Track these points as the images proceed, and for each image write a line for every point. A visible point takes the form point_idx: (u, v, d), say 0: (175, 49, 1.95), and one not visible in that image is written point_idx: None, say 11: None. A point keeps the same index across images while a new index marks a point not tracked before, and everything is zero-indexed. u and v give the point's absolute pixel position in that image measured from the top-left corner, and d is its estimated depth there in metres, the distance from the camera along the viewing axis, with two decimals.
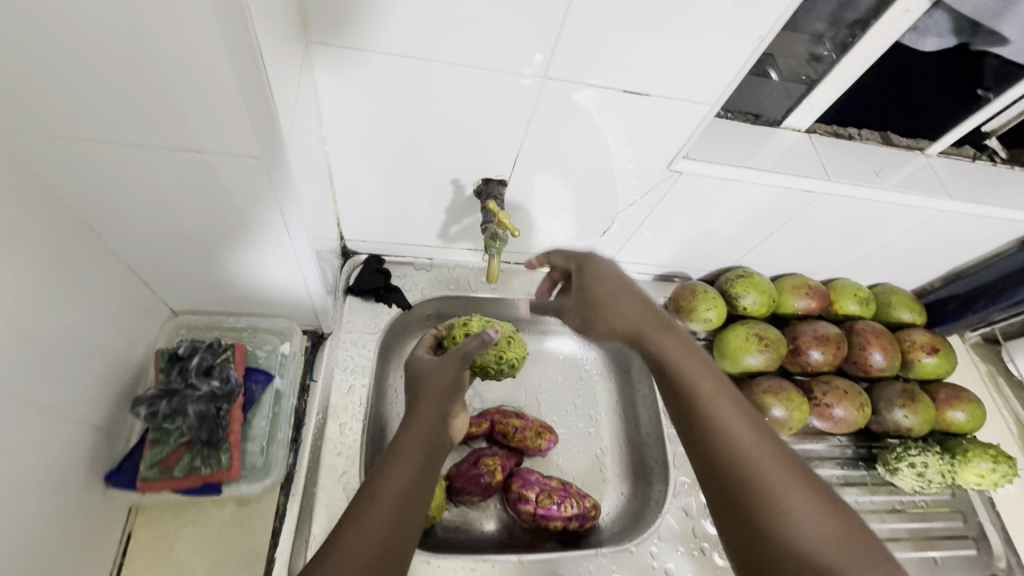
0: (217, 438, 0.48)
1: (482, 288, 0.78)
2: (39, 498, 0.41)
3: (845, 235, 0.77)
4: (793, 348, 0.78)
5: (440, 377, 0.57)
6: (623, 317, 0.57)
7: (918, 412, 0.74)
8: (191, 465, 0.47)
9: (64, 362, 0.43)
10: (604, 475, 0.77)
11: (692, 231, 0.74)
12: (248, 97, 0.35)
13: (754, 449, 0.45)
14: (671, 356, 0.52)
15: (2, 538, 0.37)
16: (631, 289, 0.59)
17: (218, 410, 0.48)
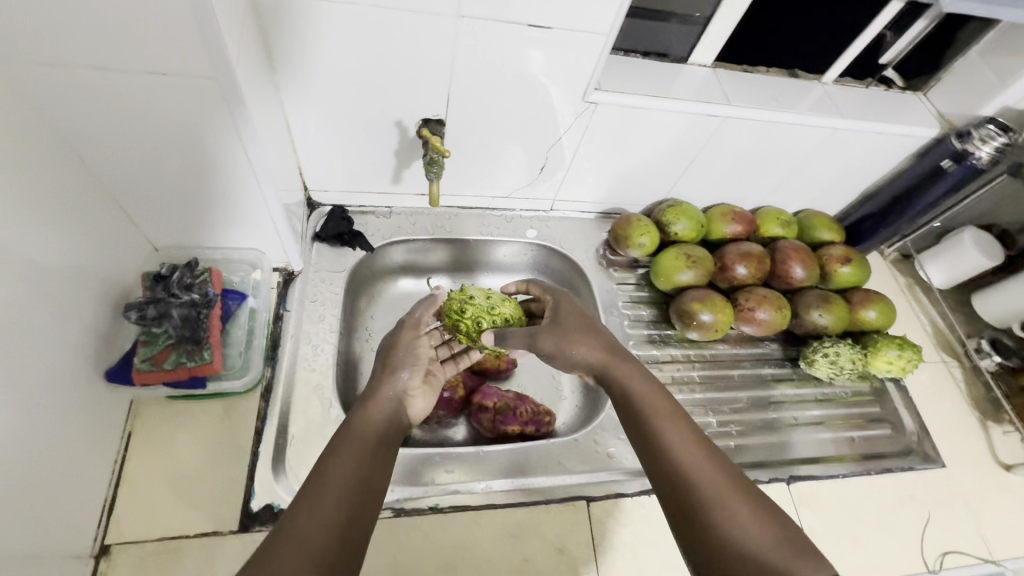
0: (199, 337, 0.60)
1: (438, 232, 0.86)
2: (48, 378, 0.48)
3: (759, 161, 0.86)
4: (721, 266, 0.87)
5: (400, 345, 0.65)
6: (591, 355, 0.62)
7: (832, 311, 0.84)
8: (179, 360, 0.59)
9: (66, 271, 0.51)
10: (560, 391, 0.86)
11: (620, 164, 0.82)
12: (199, 20, 0.43)
13: (706, 469, 0.50)
14: (636, 393, 0.58)
15: (21, 401, 0.45)
16: (597, 328, 0.66)
17: (199, 314, 0.61)
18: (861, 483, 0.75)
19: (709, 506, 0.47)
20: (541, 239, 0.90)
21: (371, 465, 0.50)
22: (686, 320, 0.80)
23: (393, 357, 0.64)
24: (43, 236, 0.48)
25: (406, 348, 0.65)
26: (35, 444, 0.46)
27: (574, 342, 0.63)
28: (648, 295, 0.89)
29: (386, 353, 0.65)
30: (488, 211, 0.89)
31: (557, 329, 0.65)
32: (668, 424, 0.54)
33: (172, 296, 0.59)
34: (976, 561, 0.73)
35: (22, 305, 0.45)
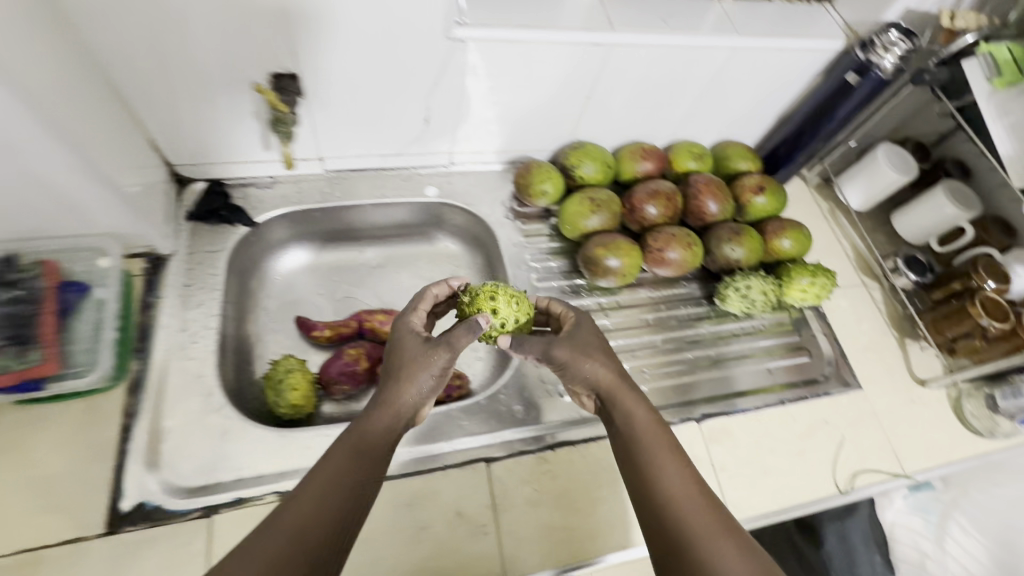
0: (26, 336, 0.57)
1: (329, 199, 0.81)
2: None
3: (661, 92, 0.81)
4: (630, 207, 0.83)
5: (424, 361, 0.56)
6: (602, 372, 0.58)
7: (745, 245, 0.81)
8: (7, 362, 0.56)
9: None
10: (474, 351, 0.83)
11: (510, 107, 0.78)
12: None
13: (694, 514, 0.48)
14: (637, 425, 0.55)
15: None
16: (609, 349, 0.61)
17: (24, 311, 0.58)
18: (774, 413, 0.75)
19: (688, 550, 0.47)
20: (442, 196, 0.85)
21: (347, 501, 0.48)
22: (593, 268, 0.77)
23: (414, 369, 0.56)
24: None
25: (423, 362, 0.56)
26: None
27: (584, 361, 0.59)
28: (559, 245, 0.86)
29: (392, 360, 0.57)
30: (383, 170, 0.83)
31: (570, 340, 0.60)
32: (660, 459, 0.52)
33: None
34: (886, 478, 0.74)
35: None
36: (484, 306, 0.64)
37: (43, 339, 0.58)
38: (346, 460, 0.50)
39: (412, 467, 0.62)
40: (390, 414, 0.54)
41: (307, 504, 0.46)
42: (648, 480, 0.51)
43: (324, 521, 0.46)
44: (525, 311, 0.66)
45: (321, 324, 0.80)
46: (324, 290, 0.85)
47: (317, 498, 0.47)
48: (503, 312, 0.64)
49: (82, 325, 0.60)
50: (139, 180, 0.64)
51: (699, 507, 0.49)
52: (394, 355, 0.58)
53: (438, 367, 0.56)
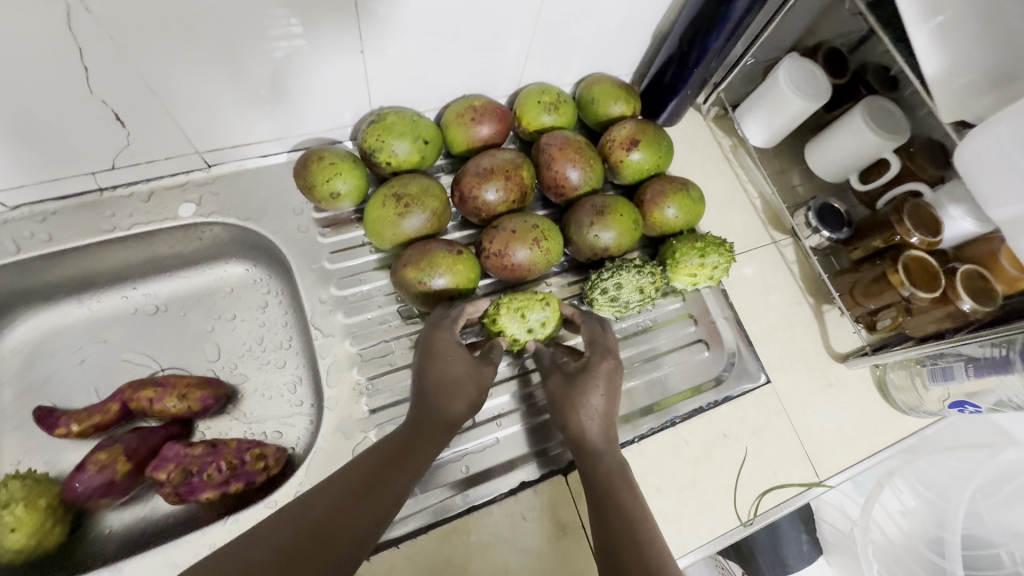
0: None
1: (32, 246, 0.57)
2: None
3: (471, 24, 0.58)
4: (461, 195, 0.62)
5: (468, 374, 0.52)
6: (600, 421, 0.52)
7: (614, 225, 0.62)
8: None
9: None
10: (295, 405, 0.66)
11: (248, 76, 0.54)
12: None
13: None
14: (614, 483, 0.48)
15: None
16: (615, 398, 0.53)
17: None
18: (661, 439, 0.60)
19: None
20: (205, 213, 0.62)
21: (377, 502, 0.45)
22: (411, 293, 0.58)
23: (459, 387, 0.52)
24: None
25: (472, 379, 0.52)
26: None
27: (576, 405, 0.52)
28: (382, 255, 0.65)
29: (431, 369, 0.52)
30: (106, 193, 0.60)
31: (567, 379, 0.54)
32: (624, 507, 0.46)
33: None
34: (796, 491, 0.61)
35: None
36: (494, 330, 0.56)
37: None
38: (387, 469, 0.47)
39: None
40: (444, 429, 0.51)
41: (340, 490, 0.45)
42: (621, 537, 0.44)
43: (352, 519, 0.44)
44: (537, 313, 0.55)
45: (64, 418, 0.59)
46: (84, 356, 0.64)
47: (355, 489, 0.45)
48: (512, 331, 0.56)
49: None
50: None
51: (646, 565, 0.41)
52: (436, 365, 0.52)
53: (484, 383, 0.53)
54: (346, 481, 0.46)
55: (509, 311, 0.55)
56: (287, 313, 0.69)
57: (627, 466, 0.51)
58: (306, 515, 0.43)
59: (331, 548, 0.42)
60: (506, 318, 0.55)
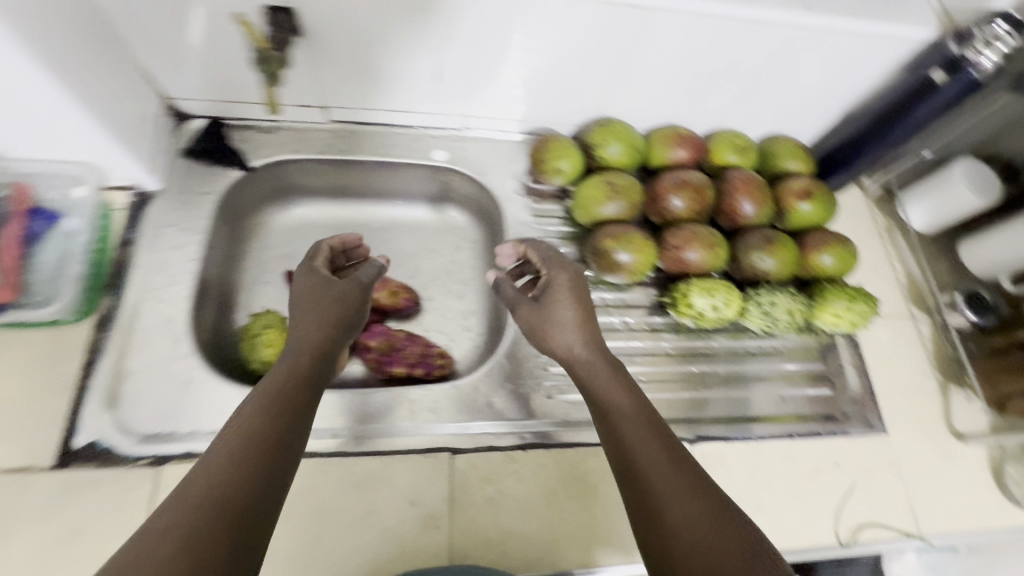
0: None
1: (332, 151, 0.76)
2: None
3: (708, 68, 0.72)
4: (653, 197, 0.75)
5: (323, 290, 0.56)
6: (577, 331, 0.55)
7: (777, 255, 0.72)
8: None
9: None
10: (466, 329, 0.79)
11: (533, 69, 0.70)
12: None
13: (675, 475, 0.42)
14: (607, 387, 0.50)
15: None
16: (583, 304, 0.58)
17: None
18: (779, 445, 0.67)
19: (677, 510, 0.40)
20: (452, 162, 0.79)
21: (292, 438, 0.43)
22: (601, 261, 0.70)
23: (314, 297, 0.56)
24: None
25: (349, 289, 0.58)
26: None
27: (554, 330, 0.56)
28: (571, 230, 0.78)
29: (300, 296, 0.56)
30: (391, 127, 0.78)
31: (537, 309, 0.59)
32: (635, 427, 0.46)
33: None
34: (896, 536, 0.65)
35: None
36: (681, 301, 0.69)
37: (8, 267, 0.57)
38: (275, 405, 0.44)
39: (372, 447, 0.59)
40: (325, 321, 0.53)
41: (241, 453, 0.39)
42: (631, 436, 0.45)
43: (294, 393, 0.46)
44: (722, 296, 0.68)
45: None
46: None
47: (265, 439, 0.41)
48: (700, 305, 0.68)
49: (47, 257, 0.60)
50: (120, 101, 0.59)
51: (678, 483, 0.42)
52: (308, 293, 0.56)
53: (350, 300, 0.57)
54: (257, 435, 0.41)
55: (699, 288, 0.68)
56: (476, 257, 0.83)
57: (620, 364, 0.53)
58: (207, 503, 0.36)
59: (274, 421, 0.43)
60: (692, 292, 0.68)
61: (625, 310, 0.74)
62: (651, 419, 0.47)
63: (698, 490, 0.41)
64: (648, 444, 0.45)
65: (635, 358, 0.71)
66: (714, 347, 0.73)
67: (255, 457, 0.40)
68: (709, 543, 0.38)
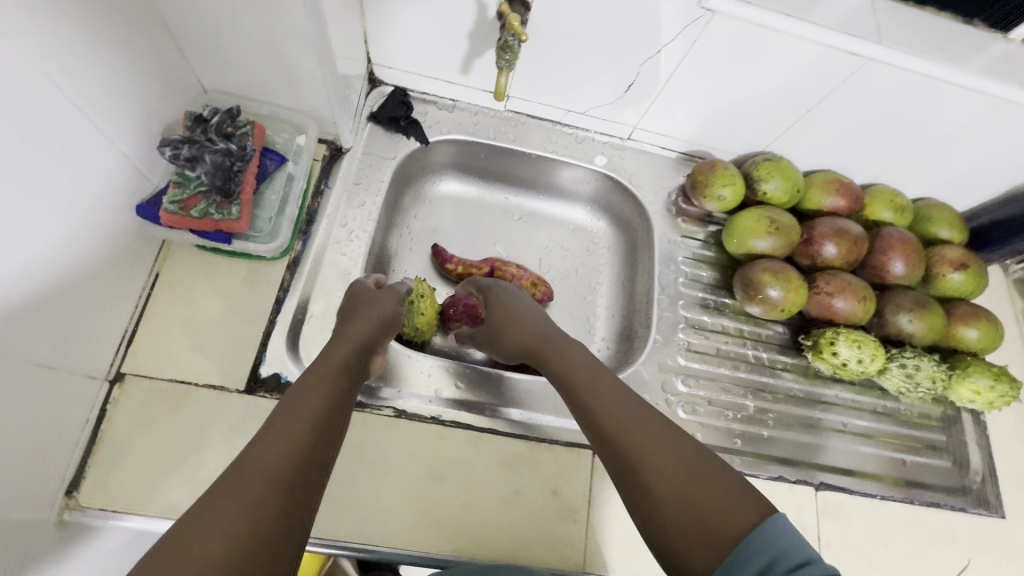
0: (230, 191, 0.52)
1: (501, 138, 0.78)
2: (99, 209, 0.48)
3: (889, 125, 0.72)
4: (806, 240, 0.75)
5: (358, 297, 0.60)
6: (521, 327, 0.64)
7: (925, 320, 0.71)
8: (206, 211, 0.51)
9: (104, 85, 0.46)
10: (593, 333, 0.80)
11: (720, 99, 0.71)
12: None
13: (642, 439, 0.46)
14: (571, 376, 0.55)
15: (76, 238, 0.46)
16: (520, 308, 0.66)
17: (233, 165, 0.52)
18: (898, 508, 0.67)
19: (645, 470, 0.44)
20: (609, 169, 0.81)
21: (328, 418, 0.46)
22: (750, 292, 0.71)
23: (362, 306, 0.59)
24: (70, 32, 0.41)
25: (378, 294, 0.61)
26: (55, 248, 0.44)
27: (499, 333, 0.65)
28: (715, 256, 0.79)
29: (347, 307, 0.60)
30: (558, 126, 0.80)
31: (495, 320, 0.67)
32: (604, 405, 0.50)
33: (208, 141, 0.51)
34: None
35: (42, 109, 0.40)
36: (826, 347, 0.69)
37: (244, 198, 0.53)
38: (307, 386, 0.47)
39: (515, 429, 0.61)
40: (369, 321, 0.57)
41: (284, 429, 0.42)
42: (597, 414, 0.50)
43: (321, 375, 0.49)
44: (870, 350, 0.68)
45: (454, 259, 0.77)
46: (464, 226, 0.83)
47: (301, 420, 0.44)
48: (845, 354, 0.68)
49: (274, 196, 0.57)
50: (345, 60, 0.62)
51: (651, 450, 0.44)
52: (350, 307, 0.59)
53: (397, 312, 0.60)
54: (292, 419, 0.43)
55: (848, 338, 0.69)
56: (609, 264, 0.84)
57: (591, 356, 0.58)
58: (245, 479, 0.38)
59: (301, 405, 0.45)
60: (837, 339, 0.69)
61: (758, 344, 0.74)
62: (620, 392, 0.51)
63: (673, 448, 0.44)
64: (613, 413, 0.49)
65: (766, 396, 0.72)
66: (838, 397, 0.74)
67: (288, 438, 0.42)
68: (684, 492, 0.41)
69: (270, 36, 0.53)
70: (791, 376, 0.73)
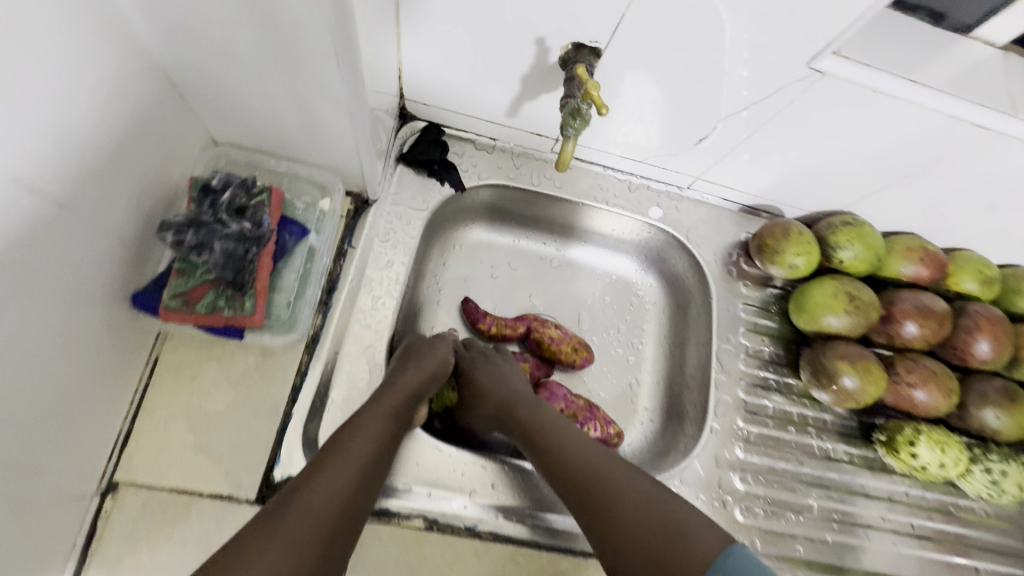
0: (242, 281, 0.47)
1: (546, 184, 0.69)
2: (86, 304, 0.41)
3: (996, 196, 0.62)
4: (884, 315, 0.67)
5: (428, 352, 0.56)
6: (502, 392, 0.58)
7: (1014, 416, 0.64)
8: (214, 303, 0.47)
9: (86, 150, 0.37)
10: (639, 408, 0.71)
11: (803, 159, 0.62)
12: None
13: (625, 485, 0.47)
14: (545, 423, 0.54)
15: (54, 349, 0.38)
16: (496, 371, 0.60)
17: (246, 252, 0.47)
18: None
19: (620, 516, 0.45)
20: (664, 224, 0.72)
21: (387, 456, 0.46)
22: (822, 380, 0.63)
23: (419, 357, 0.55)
24: (36, 99, 0.32)
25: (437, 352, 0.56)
26: (27, 365, 0.36)
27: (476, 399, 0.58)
28: (778, 326, 0.71)
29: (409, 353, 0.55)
30: (608, 171, 0.72)
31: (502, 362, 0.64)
32: (580, 455, 0.50)
33: (217, 222, 0.46)
34: None
35: (10, 209, 0.31)
36: (904, 447, 0.63)
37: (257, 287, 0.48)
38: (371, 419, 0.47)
39: (560, 541, 0.54)
40: (422, 370, 0.53)
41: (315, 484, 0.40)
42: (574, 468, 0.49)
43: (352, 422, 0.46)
44: (954, 453, 0.62)
45: (487, 317, 0.68)
46: (498, 274, 0.73)
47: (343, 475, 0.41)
48: (925, 457, 0.62)
49: (292, 274, 0.52)
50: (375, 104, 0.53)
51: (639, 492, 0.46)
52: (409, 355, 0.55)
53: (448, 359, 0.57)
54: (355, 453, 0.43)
55: (933, 440, 0.62)
56: (655, 321, 0.75)
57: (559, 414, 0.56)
58: (312, 504, 0.39)
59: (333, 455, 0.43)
60: (919, 439, 0.62)
61: (822, 432, 0.67)
62: (592, 445, 0.51)
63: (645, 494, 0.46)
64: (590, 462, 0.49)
65: (829, 493, 0.65)
66: (905, 495, 0.67)
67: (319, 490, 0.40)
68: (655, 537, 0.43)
69: (303, 92, 0.45)
70: (855, 470, 0.67)
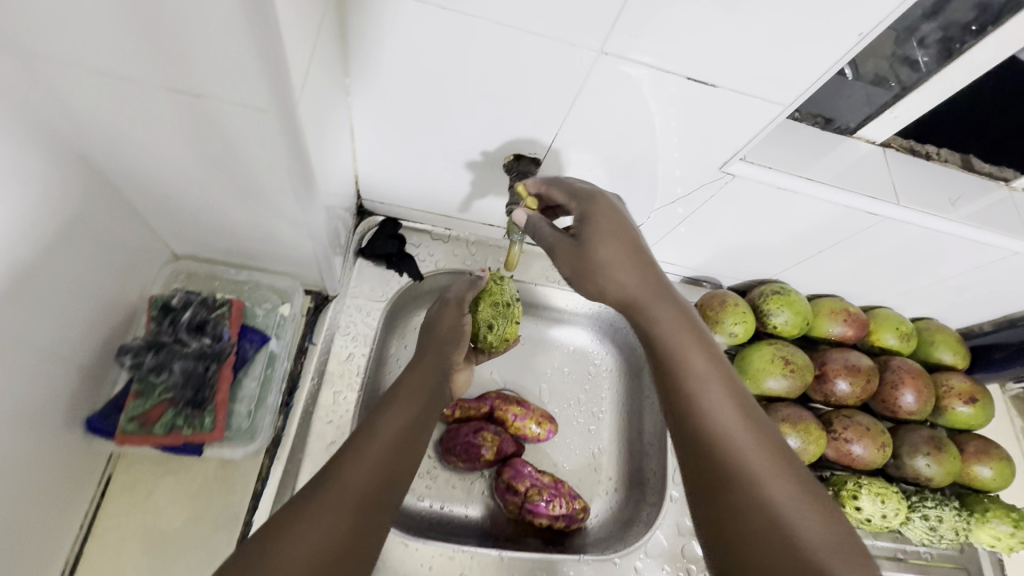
0: (201, 398, 0.49)
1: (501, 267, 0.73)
2: (34, 434, 0.41)
3: (898, 264, 0.70)
4: (818, 375, 0.72)
5: (440, 329, 0.56)
6: (621, 292, 0.49)
7: (942, 463, 0.69)
8: (172, 423, 0.49)
9: (29, 285, 0.39)
10: (604, 478, 0.72)
11: (730, 239, 0.68)
12: (264, 59, 0.31)
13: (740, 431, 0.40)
14: (660, 334, 0.46)
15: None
16: (637, 246, 0.49)
17: (206, 368, 0.50)
18: None
19: (735, 463, 0.38)
20: None
21: (420, 422, 0.45)
22: None
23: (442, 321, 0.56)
24: None
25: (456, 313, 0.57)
26: None
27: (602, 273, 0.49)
28: None
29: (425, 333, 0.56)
30: None
31: (579, 246, 0.50)
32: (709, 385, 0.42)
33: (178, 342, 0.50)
34: None
35: None
36: (847, 501, 0.66)
37: (217, 401, 0.50)
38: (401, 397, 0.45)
39: None
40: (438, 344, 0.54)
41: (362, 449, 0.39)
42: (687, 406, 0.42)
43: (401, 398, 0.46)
44: (893, 502, 0.66)
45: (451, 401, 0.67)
46: None
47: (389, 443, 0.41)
48: (868, 510, 0.65)
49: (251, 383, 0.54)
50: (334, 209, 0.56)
51: (729, 398, 0.42)
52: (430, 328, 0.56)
53: (460, 324, 0.57)
54: (405, 416, 0.44)
55: (874, 492, 0.66)
56: (612, 388, 0.78)
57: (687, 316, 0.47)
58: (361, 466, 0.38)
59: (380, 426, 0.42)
60: (863, 493, 0.65)
61: None
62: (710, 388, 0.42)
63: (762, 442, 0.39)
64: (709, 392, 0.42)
65: None
66: None
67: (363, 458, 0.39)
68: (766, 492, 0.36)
69: (263, 213, 0.48)
70: None
